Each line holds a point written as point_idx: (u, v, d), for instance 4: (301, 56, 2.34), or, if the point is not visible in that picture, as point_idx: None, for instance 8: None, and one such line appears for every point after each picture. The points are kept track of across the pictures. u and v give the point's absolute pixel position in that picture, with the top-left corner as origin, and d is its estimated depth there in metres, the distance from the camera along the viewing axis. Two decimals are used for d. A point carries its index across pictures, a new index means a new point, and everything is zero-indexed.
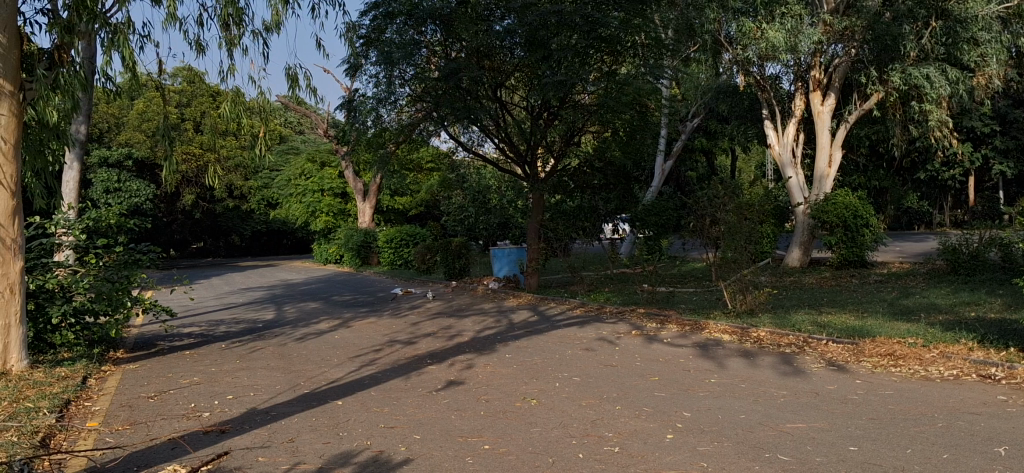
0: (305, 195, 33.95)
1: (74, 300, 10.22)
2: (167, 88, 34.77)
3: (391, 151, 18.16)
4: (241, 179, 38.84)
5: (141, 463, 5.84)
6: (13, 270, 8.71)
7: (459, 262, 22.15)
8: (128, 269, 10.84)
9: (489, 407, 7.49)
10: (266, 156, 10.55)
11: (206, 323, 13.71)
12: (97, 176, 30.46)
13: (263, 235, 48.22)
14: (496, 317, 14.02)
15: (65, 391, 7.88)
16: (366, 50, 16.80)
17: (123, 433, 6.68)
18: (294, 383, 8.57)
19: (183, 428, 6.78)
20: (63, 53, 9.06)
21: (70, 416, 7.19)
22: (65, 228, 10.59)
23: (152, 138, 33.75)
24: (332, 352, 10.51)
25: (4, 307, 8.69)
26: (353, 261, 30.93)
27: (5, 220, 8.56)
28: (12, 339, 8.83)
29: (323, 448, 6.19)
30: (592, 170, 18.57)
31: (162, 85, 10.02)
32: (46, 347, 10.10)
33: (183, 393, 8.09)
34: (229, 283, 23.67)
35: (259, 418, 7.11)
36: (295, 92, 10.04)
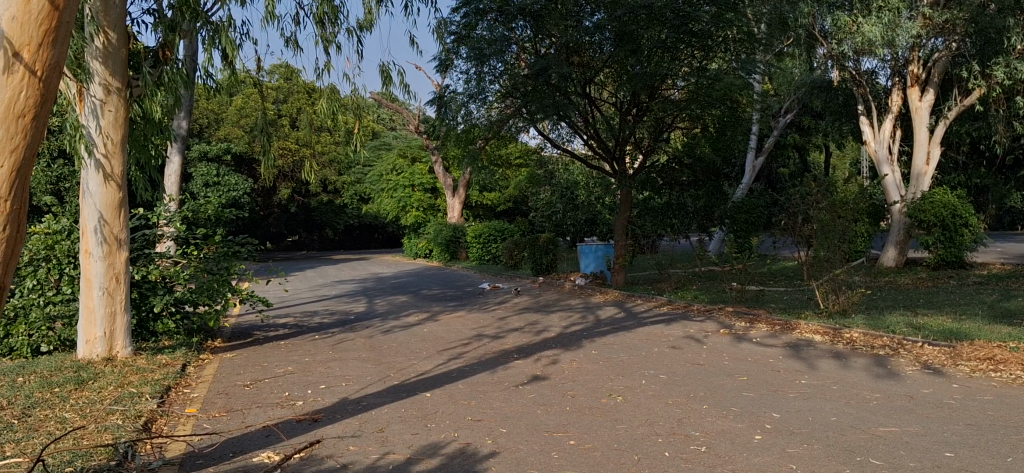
0: (396, 190, 34.58)
1: (175, 290, 10.58)
2: (265, 85, 35.63)
3: (481, 148, 18.23)
4: (334, 174, 39.61)
5: (237, 450, 6.03)
6: (120, 259, 9.12)
7: (547, 258, 22.17)
8: (227, 261, 11.14)
9: (575, 403, 7.50)
10: (360, 152, 10.75)
11: (300, 315, 14.07)
12: (198, 171, 31.34)
13: (356, 228, 49.09)
14: (582, 313, 14.03)
15: (165, 378, 8.18)
16: (457, 46, 16.99)
17: (220, 419, 6.90)
18: (384, 374, 8.74)
19: (277, 416, 6.98)
20: (167, 51, 9.36)
21: (170, 402, 7.47)
22: (167, 220, 10.95)
23: (250, 133, 34.73)
24: (421, 345, 10.67)
25: (112, 296, 9.09)
26: (442, 256, 31.24)
27: (111, 212, 8.91)
28: (118, 325, 9.24)
29: (412, 439, 6.30)
30: (681, 166, 18.30)
31: (260, 81, 10.27)
32: (148, 334, 10.49)
33: (278, 382, 8.32)
34: (322, 276, 24.16)
35: (349, 408, 7.27)
36: (389, 89, 10.19)
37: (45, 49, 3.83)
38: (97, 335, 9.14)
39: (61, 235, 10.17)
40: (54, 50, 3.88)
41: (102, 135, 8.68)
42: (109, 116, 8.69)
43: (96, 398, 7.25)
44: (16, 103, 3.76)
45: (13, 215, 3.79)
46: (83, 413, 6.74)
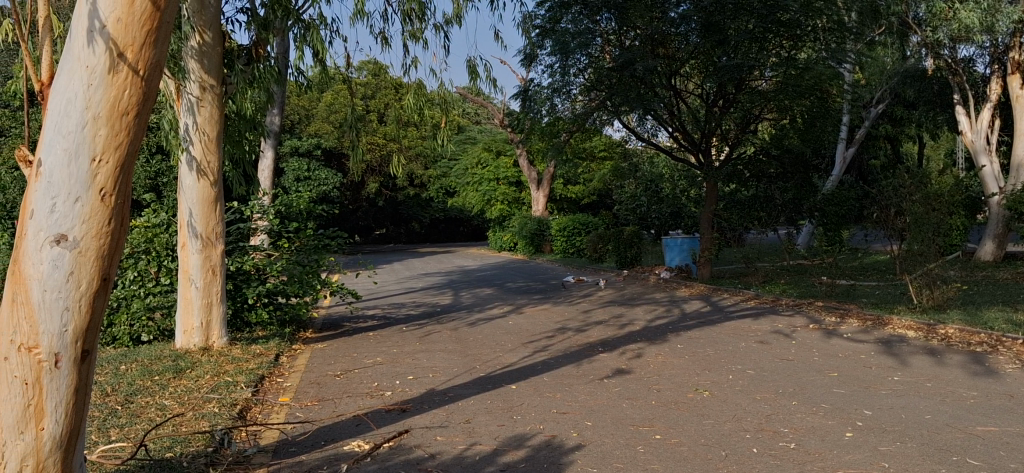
0: (481, 184, 34.89)
1: (268, 282, 10.84)
2: (353, 82, 36.25)
3: (565, 141, 18.22)
4: (421, 168, 40.02)
5: (329, 438, 6.17)
6: (215, 253, 9.39)
7: (631, 251, 22.06)
8: (317, 253, 11.44)
9: (660, 397, 7.46)
10: (446, 146, 10.84)
11: (389, 306, 14.30)
12: (289, 166, 32.02)
13: (441, 222, 49.47)
14: (667, 306, 13.94)
15: (259, 367, 8.39)
16: (541, 39, 17.08)
17: (312, 408, 7.06)
18: (470, 366, 8.81)
19: (367, 405, 7.12)
20: (260, 49, 9.56)
21: (265, 391, 7.68)
22: (260, 214, 11.20)
23: (340, 128, 35.32)
24: (506, 338, 10.75)
25: (208, 288, 9.38)
26: (527, 249, 31.33)
27: (207, 207, 9.16)
28: (214, 316, 9.52)
29: (498, 431, 6.35)
30: (768, 158, 18.09)
31: (350, 77, 10.42)
32: (243, 324, 10.78)
33: (368, 372, 8.47)
34: (409, 268, 24.45)
35: (437, 399, 7.36)
36: (475, 83, 10.26)
37: (148, 49, 3.97)
38: (194, 326, 9.44)
39: (160, 228, 10.54)
40: (156, 49, 4.01)
41: (199, 132, 8.87)
42: (206, 113, 8.84)
43: (193, 386, 7.50)
44: (120, 102, 3.92)
45: (118, 208, 4.00)
46: (181, 401, 6.98)
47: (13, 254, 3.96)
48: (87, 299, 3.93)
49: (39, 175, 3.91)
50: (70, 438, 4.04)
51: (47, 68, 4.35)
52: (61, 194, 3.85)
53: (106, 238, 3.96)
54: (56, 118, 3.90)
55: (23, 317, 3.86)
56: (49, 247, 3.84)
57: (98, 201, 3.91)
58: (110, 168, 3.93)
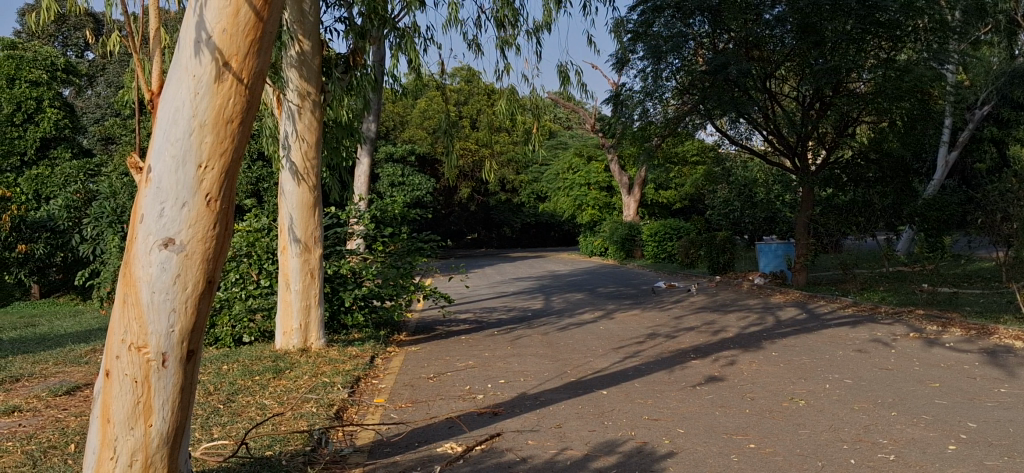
0: (573, 188, 34.97)
1: (363, 285, 11.04)
2: (447, 88, 36.65)
3: (656, 145, 18.10)
4: (512, 173, 40.15)
5: (422, 440, 6.26)
6: (314, 256, 9.60)
7: (724, 257, 21.76)
8: (411, 256, 11.63)
9: (754, 405, 7.35)
10: (537, 151, 10.86)
11: (480, 310, 14.41)
12: (385, 171, 32.47)
13: (532, 227, 49.49)
14: (761, 313, 13.70)
15: (355, 369, 8.57)
16: (633, 44, 16.99)
17: (406, 410, 7.17)
18: (561, 371, 8.83)
19: (460, 408, 7.19)
20: (357, 57, 9.72)
21: (360, 392, 7.83)
22: (357, 218, 11.41)
23: (433, 134, 35.75)
24: (597, 342, 10.73)
25: (306, 290, 9.61)
26: (617, 254, 31.16)
27: (306, 212, 9.36)
28: (312, 318, 9.75)
29: (589, 436, 6.35)
30: (867, 162, 17.65)
31: (443, 84, 10.55)
32: (340, 326, 11.00)
33: (460, 375, 8.55)
34: (500, 273, 24.57)
35: (528, 403, 7.40)
36: (566, 89, 10.28)
37: (252, 59, 4.11)
38: (293, 327, 9.70)
39: (261, 232, 10.84)
40: (259, 59, 4.15)
41: (299, 139, 9.09)
42: (305, 121, 9.04)
43: (292, 386, 7.69)
44: (225, 110, 4.07)
45: (222, 214, 4.14)
46: (281, 400, 7.16)
47: (123, 258, 4.14)
48: (192, 301, 4.08)
49: (149, 181, 4.08)
50: (176, 435, 4.21)
51: (157, 78, 4.52)
52: (169, 199, 4.01)
53: (211, 242, 4.10)
54: (165, 126, 4.06)
55: (133, 317, 4.02)
56: (157, 250, 4.00)
57: (204, 206, 4.05)
58: (214, 175, 4.08)
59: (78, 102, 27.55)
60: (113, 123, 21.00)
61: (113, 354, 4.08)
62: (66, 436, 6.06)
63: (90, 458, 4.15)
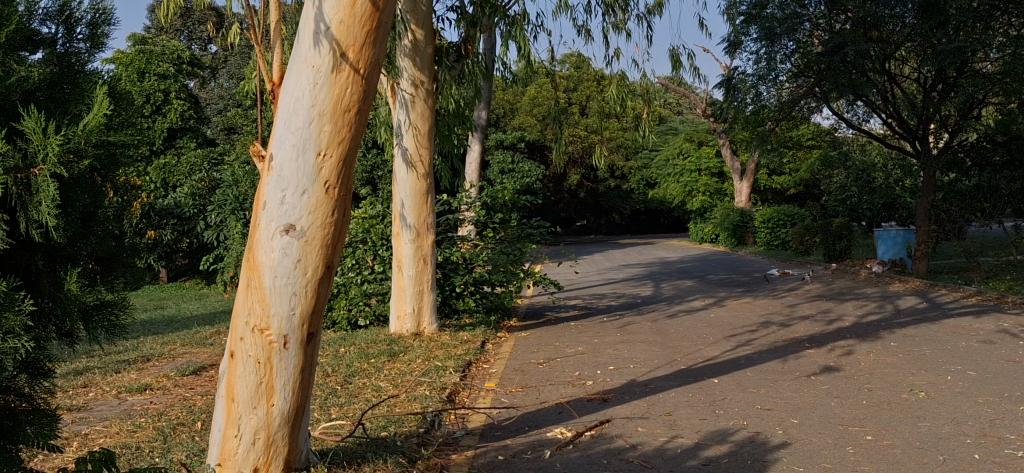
0: (683, 175, 34.52)
1: (475, 271, 11.19)
2: (556, 75, 36.62)
3: (770, 129, 17.73)
4: (622, 159, 39.86)
5: (533, 424, 6.32)
6: (427, 242, 9.76)
7: (840, 244, 21.17)
8: (521, 243, 11.68)
9: (872, 396, 7.15)
10: (648, 137, 10.75)
11: (590, 297, 14.41)
12: (495, 158, 32.65)
13: (641, 214, 49.01)
14: (879, 302, 13.30)
15: (467, 353, 8.68)
16: (746, 26, 16.65)
17: (516, 395, 7.24)
18: (671, 358, 8.76)
19: (569, 394, 7.22)
20: (469, 45, 9.82)
21: (472, 376, 7.94)
22: (468, 205, 11.56)
23: (543, 121, 35.81)
24: (708, 330, 10.61)
25: (419, 276, 9.80)
26: (729, 241, 30.67)
27: (419, 198, 9.53)
28: (425, 303, 9.92)
29: (700, 424, 6.29)
30: (993, 145, 16.88)
31: (553, 71, 10.54)
32: (451, 311, 11.19)
33: (570, 361, 8.58)
34: (610, 260, 24.45)
35: (638, 390, 7.38)
36: (678, 73, 10.15)
37: (368, 48, 4.21)
38: (407, 311, 9.90)
39: (376, 219, 11.08)
40: (375, 49, 4.25)
41: (412, 127, 9.24)
42: (419, 109, 9.18)
43: (406, 370, 7.84)
44: (343, 100, 4.19)
45: (339, 202, 4.29)
46: (396, 383, 7.32)
47: (247, 243, 4.33)
48: (312, 285, 4.26)
49: (271, 169, 4.25)
50: (296, 413, 4.43)
51: (278, 68, 4.65)
52: (291, 186, 4.18)
53: (330, 227, 4.26)
54: (287, 114, 4.21)
55: (256, 300, 4.22)
56: (279, 236, 4.18)
57: (323, 193, 4.21)
58: (333, 162, 4.22)
59: (202, 94, 28.60)
60: (236, 113, 21.71)
61: (238, 335, 4.29)
62: (193, 414, 6.33)
63: (217, 436, 4.42)
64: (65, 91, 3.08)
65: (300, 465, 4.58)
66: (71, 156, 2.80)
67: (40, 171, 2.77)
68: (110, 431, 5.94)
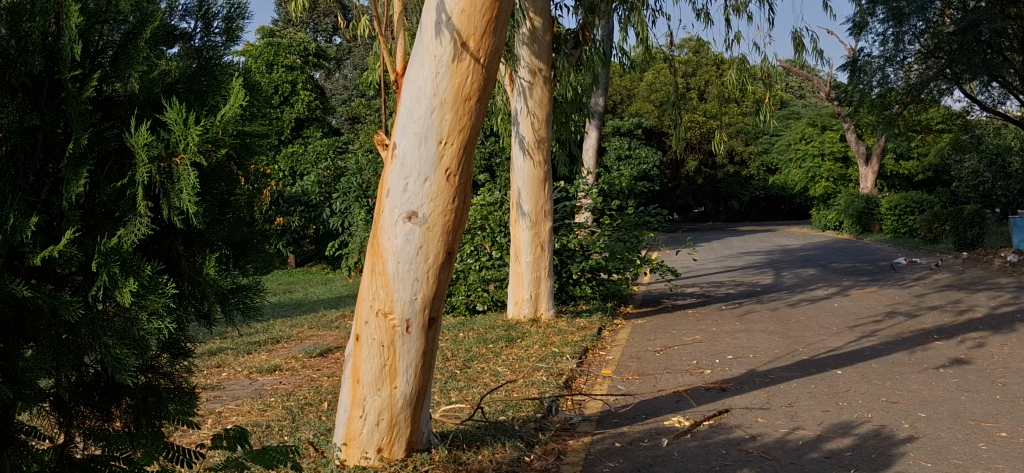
0: (805, 160, 33.66)
1: (592, 257, 11.19)
2: (674, 60, 36.13)
3: (898, 112, 17.13)
4: (742, 144, 39.09)
5: (650, 412, 6.31)
6: (545, 229, 9.80)
7: (972, 232, 20.29)
8: (638, 230, 11.60)
9: (1006, 391, 6.84)
10: (770, 122, 10.50)
11: (708, 284, 14.23)
12: (612, 145, 32.40)
13: (762, 200, 47.93)
14: (1014, 292, 12.71)
15: (584, 340, 8.70)
16: (872, 7, 16.01)
17: (633, 382, 7.23)
18: (792, 348, 8.58)
19: (687, 382, 7.17)
20: (587, 31, 9.79)
21: (589, 362, 7.95)
22: (585, 192, 11.55)
23: (661, 107, 35.48)
24: (831, 320, 10.34)
25: (537, 262, 9.86)
26: (853, 229, 29.73)
27: (536, 186, 9.59)
28: (542, 289, 9.98)
29: (822, 416, 6.15)
30: None
31: (672, 56, 10.41)
32: (568, 298, 11.23)
33: (688, 350, 8.50)
34: (729, 247, 24.04)
35: (758, 379, 7.26)
36: (801, 56, 9.89)
37: (488, 37, 4.29)
38: (525, 297, 9.98)
39: (494, 206, 11.18)
40: (496, 37, 4.33)
41: (529, 115, 9.28)
42: (536, 97, 9.20)
43: (523, 355, 7.91)
44: (463, 88, 4.29)
45: (460, 190, 4.41)
46: (513, 368, 7.40)
47: (371, 230, 4.51)
48: (433, 271, 4.40)
49: (395, 157, 4.42)
50: (419, 396, 4.60)
51: (401, 59, 4.76)
52: (413, 174, 4.33)
53: (451, 214, 4.38)
54: (410, 104, 4.35)
55: (381, 285, 4.41)
56: (402, 223, 4.34)
57: (444, 180, 4.33)
58: (454, 150, 4.34)
59: (327, 85, 29.33)
60: (359, 103, 22.19)
61: (363, 319, 4.49)
62: (320, 394, 6.55)
63: (343, 415, 4.66)
64: (203, 84, 2.93)
65: (423, 444, 4.77)
66: (209, 147, 2.68)
67: (181, 161, 2.66)
68: (242, 409, 6.21)
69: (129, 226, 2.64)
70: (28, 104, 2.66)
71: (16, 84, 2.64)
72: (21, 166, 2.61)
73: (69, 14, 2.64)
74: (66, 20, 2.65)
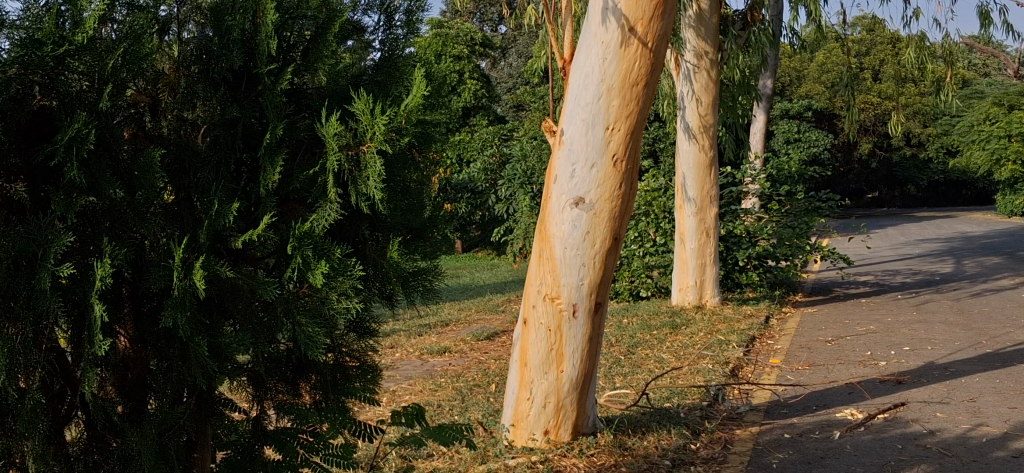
0: (990, 141, 31.76)
1: (758, 244, 10.94)
2: (846, 38, 34.68)
3: None
4: (920, 126, 37.13)
5: (820, 403, 6.13)
6: (710, 215, 9.65)
7: None
8: (808, 216, 11.24)
9: None
10: (952, 102, 9.94)
11: (883, 273, 13.65)
12: (780, 128, 31.46)
13: (941, 184, 45.30)
14: None
15: (751, 328, 8.53)
16: None
17: (803, 373, 7.04)
18: (974, 340, 8.14)
19: (861, 374, 6.92)
20: (755, 12, 9.53)
21: (757, 351, 7.79)
22: (752, 177, 11.29)
23: (832, 88, 34.18)
24: (1019, 312, 9.73)
25: (702, 248, 9.73)
26: None
27: (702, 171, 9.45)
28: (708, 276, 9.85)
29: (1009, 413, 5.81)
30: None
31: (845, 34, 10.01)
32: (734, 285, 11.03)
33: (861, 340, 8.20)
34: (905, 235, 22.97)
35: (938, 373, 6.93)
36: (987, 31, 9.30)
37: (656, 22, 4.25)
38: (690, 284, 9.89)
39: (658, 192, 11.08)
40: (664, 21, 4.28)
41: (696, 98, 9.15)
42: (702, 81, 9.05)
43: (688, 342, 7.83)
44: (631, 74, 4.28)
45: (627, 176, 4.41)
46: (678, 355, 7.34)
47: (540, 214, 4.60)
48: (600, 257, 4.45)
49: (562, 143, 4.48)
50: (586, 380, 4.67)
51: (568, 46, 4.79)
52: (581, 160, 4.38)
53: (618, 200, 4.40)
54: (578, 91, 4.39)
55: (548, 270, 4.51)
56: (570, 209, 4.41)
57: (611, 166, 4.35)
58: (622, 135, 4.34)
59: (493, 73, 29.65)
60: (523, 91, 22.36)
61: (531, 303, 4.61)
62: (488, 376, 6.70)
63: (512, 397, 4.79)
64: (385, 76, 3.04)
65: (589, 428, 4.82)
66: (393, 135, 2.80)
67: (368, 149, 2.79)
68: (415, 388, 6.45)
69: (320, 211, 2.78)
70: (229, 97, 2.88)
71: (219, 79, 2.89)
72: (223, 156, 2.82)
73: (264, 12, 2.81)
74: (264, 18, 2.82)
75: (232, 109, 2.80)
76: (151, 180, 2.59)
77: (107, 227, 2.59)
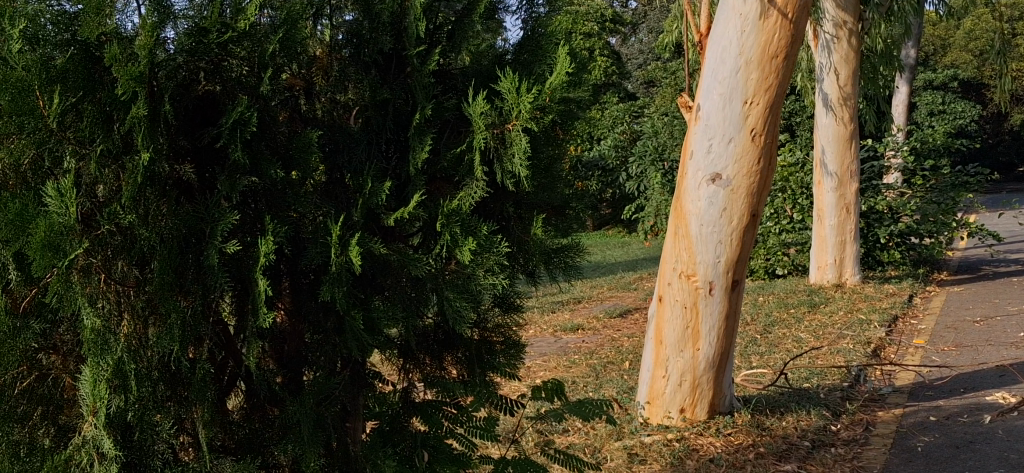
0: None
1: (901, 221, 10.55)
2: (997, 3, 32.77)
3: None
4: None
5: (969, 385, 5.89)
6: (850, 190, 9.37)
7: None
8: (955, 190, 10.75)
9: None
10: None
11: None
12: (922, 100, 30.09)
13: None
14: None
15: (893, 307, 8.25)
16: None
17: (950, 353, 6.78)
18: None
19: (1013, 355, 6.61)
20: None
21: (899, 331, 7.54)
22: (894, 152, 10.87)
23: (981, 56, 32.41)
24: None
25: (840, 225, 9.46)
26: None
27: (841, 145, 9.17)
28: (847, 253, 9.59)
29: None
30: None
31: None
32: (875, 263, 10.68)
33: (1012, 320, 7.83)
34: None
35: None
36: None
37: None
38: (828, 262, 9.66)
39: (795, 168, 10.80)
40: None
41: (834, 70, 8.88)
42: (843, 53, 8.77)
43: (827, 322, 7.64)
44: (770, 46, 4.22)
45: (764, 152, 4.36)
46: (817, 335, 7.17)
47: (676, 192, 4.62)
48: (737, 234, 4.43)
49: (699, 119, 4.48)
50: (722, 358, 4.67)
51: (705, 19, 4.72)
52: (717, 135, 4.36)
53: (755, 176, 4.36)
54: (715, 65, 4.37)
55: (684, 248, 4.54)
56: (706, 185, 4.41)
57: (749, 141, 4.31)
58: (761, 109, 4.29)
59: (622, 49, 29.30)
60: (654, 66, 22.02)
61: (667, 281, 4.65)
62: (622, 353, 6.70)
63: (647, 373, 4.86)
64: (529, 54, 3.06)
65: (726, 407, 4.81)
66: (538, 113, 2.82)
67: (514, 126, 2.83)
68: (550, 364, 6.54)
69: (467, 189, 2.83)
70: (379, 79, 2.97)
71: (370, 61, 2.99)
72: (375, 135, 2.92)
73: None
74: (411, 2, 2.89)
75: (382, 91, 2.88)
76: (307, 159, 2.69)
77: (266, 206, 2.70)
